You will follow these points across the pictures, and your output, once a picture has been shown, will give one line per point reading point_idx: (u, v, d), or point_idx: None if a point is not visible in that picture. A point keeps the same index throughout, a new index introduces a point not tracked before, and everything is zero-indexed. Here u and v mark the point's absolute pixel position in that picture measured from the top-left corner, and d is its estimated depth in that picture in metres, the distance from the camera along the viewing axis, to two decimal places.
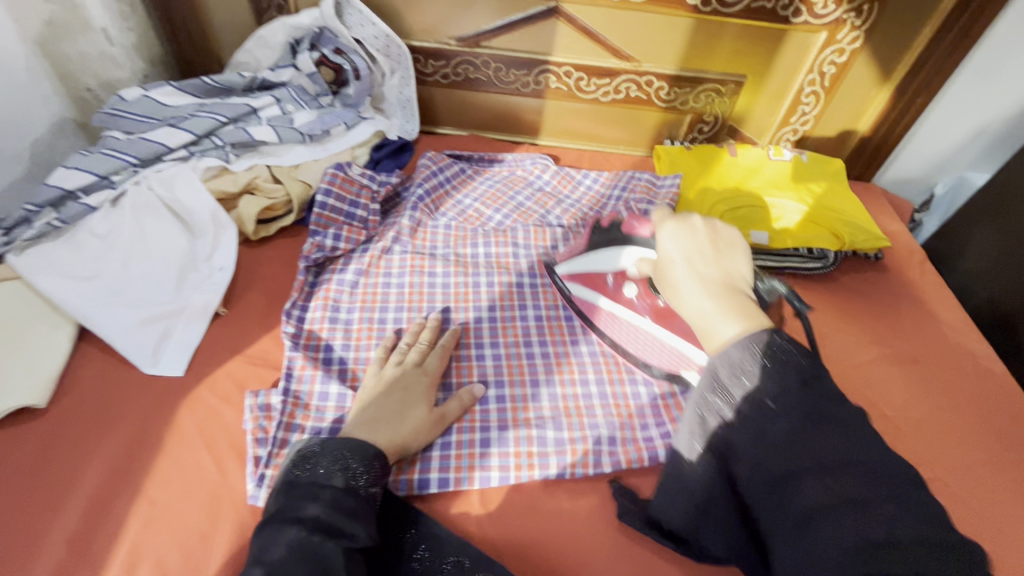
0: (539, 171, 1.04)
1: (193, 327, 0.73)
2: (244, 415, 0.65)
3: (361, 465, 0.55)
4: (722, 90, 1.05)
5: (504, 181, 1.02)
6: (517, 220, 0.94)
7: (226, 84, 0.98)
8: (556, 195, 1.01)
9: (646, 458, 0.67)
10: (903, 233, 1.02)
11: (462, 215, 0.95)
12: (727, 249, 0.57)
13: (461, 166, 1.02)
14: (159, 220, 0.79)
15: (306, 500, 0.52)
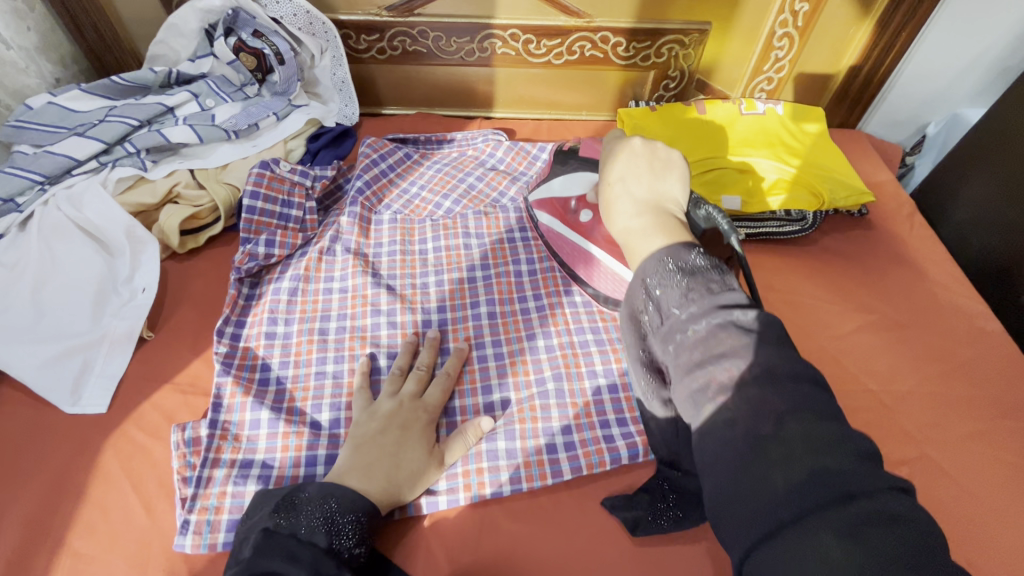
0: (491, 149, 0.96)
1: (116, 357, 0.67)
2: (171, 453, 0.60)
3: (348, 520, 0.51)
4: (685, 41, 0.95)
5: (453, 164, 0.94)
6: (467, 207, 0.88)
7: (140, 83, 0.90)
8: (510, 173, 0.94)
9: (607, 462, 0.62)
10: (890, 182, 0.94)
11: (409, 204, 0.88)
12: (666, 164, 0.54)
13: (406, 151, 0.94)
14: (71, 243, 0.73)
15: (281, 557, 0.46)
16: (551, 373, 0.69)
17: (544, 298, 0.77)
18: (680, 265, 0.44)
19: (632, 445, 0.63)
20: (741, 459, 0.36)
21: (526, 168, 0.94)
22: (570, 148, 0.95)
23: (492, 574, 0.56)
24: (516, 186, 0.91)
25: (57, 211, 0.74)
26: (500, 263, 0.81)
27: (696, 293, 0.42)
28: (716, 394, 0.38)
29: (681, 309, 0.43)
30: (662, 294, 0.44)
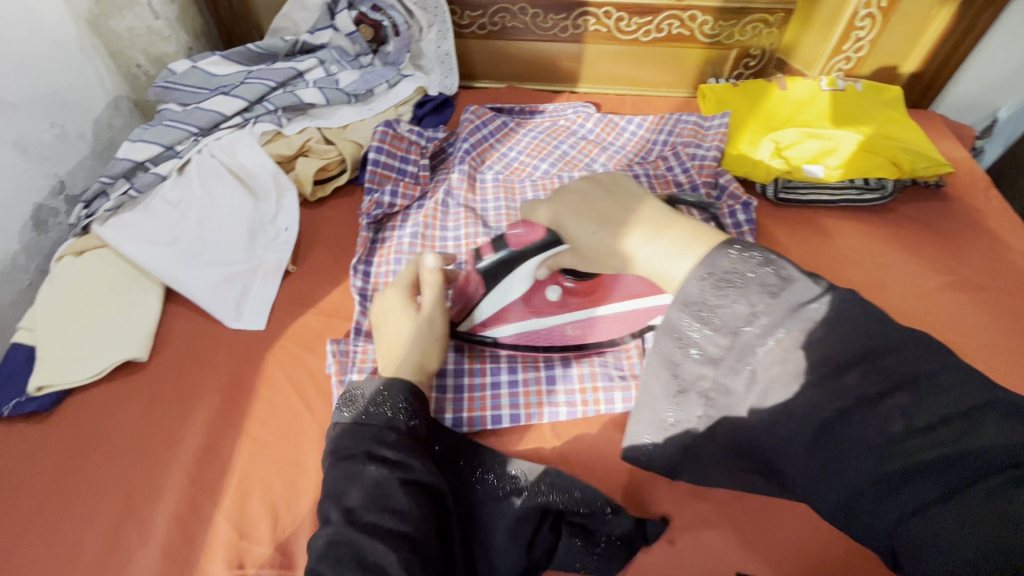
0: (582, 120, 1.03)
1: (268, 283, 0.77)
2: (327, 360, 0.69)
3: (395, 400, 0.53)
4: (770, 20, 1.01)
5: (547, 132, 1.01)
6: (562, 170, 0.95)
7: (270, 51, 1.00)
8: (599, 143, 1.00)
9: None
10: (966, 157, 0.98)
11: (509, 166, 0.96)
12: (622, 188, 0.52)
13: (504, 119, 1.02)
14: (224, 186, 0.82)
15: (353, 440, 0.51)
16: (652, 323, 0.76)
17: None
18: (726, 268, 0.42)
19: None
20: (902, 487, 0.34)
21: (614, 138, 1.01)
22: (656, 120, 1.01)
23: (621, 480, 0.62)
24: (605, 154, 0.98)
25: (211, 158, 0.84)
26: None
27: (720, 284, 0.42)
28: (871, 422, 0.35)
29: (743, 311, 0.41)
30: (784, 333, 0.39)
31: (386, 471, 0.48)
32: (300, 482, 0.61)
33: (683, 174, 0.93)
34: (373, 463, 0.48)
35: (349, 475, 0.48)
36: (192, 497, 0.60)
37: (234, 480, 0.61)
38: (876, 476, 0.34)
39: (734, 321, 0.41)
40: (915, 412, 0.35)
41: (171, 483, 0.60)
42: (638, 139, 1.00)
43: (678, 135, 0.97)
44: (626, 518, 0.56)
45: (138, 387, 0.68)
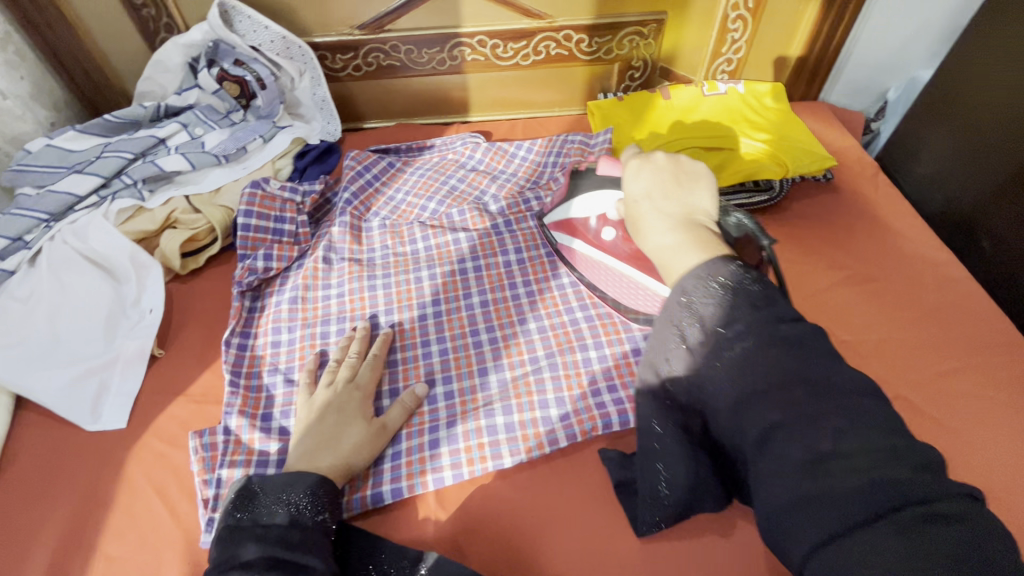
0: (470, 151, 1.01)
1: (131, 375, 0.71)
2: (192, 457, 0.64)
3: (305, 496, 0.53)
4: (644, 31, 1.00)
5: (435, 168, 0.98)
6: (451, 206, 0.91)
7: (132, 118, 0.95)
8: (489, 172, 0.98)
9: (600, 428, 0.65)
10: (852, 147, 0.99)
11: (398, 208, 0.92)
12: (689, 176, 0.56)
13: (389, 161, 0.98)
14: (79, 273, 0.77)
15: (250, 542, 0.49)
16: (544, 353, 0.72)
17: (534, 283, 0.80)
18: (724, 276, 0.44)
19: (622, 412, 0.66)
20: (768, 444, 0.38)
21: (504, 166, 0.99)
22: (544, 142, 1.00)
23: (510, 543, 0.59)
24: (496, 184, 0.95)
25: (63, 244, 0.78)
26: (488, 254, 0.84)
27: (698, 292, 0.44)
28: (740, 378, 0.41)
29: (718, 306, 0.43)
30: (708, 302, 0.44)
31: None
32: None
33: None
34: (263, 566, 0.47)
35: None
36: None
37: None
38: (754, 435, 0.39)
39: (708, 319, 0.43)
40: (778, 375, 0.39)
41: None
42: (529, 164, 0.99)
43: (566, 155, 0.96)
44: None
45: None
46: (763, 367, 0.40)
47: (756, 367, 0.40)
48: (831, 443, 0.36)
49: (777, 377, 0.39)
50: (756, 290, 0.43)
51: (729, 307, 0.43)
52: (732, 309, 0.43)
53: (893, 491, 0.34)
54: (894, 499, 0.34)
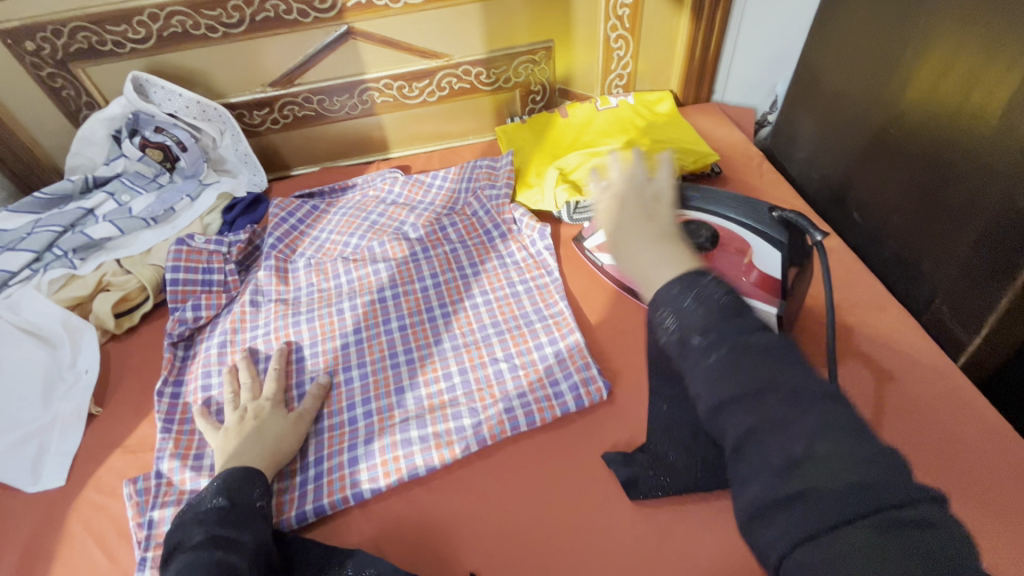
0: (390, 185, 1.07)
1: (69, 435, 0.75)
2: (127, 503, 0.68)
3: (242, 486, 0.59)
4: (536, 58, 1.08)
5: (356, 206, 1.04)
6: (372, 239, 0.96)
7: (62, 193, 1.00)
8: (408, 204, 1.04)
9: (508, 430, 0.70)
10: (738, 141, 1.07)
11: (323, 245, 0.97)
12: (652, 186, 0.58)
13: (313, 204, 1.04)
14: (13, 345, 0.80)
15: (193, 530, 0.54)
16: (459, 369, 0.77)
17: (448, 304, 0.86)
18: (701, 285, 0.44)
19: (530, 413, 0.72)
20: (745, 448, 0.40)
21: (422, 196, 1.04)
22: (458, 171, 1.06)
23: (431, 540, 0.64)
24: (414, 214, 1.01)
25: None
26: (407, 280, 0.90)
27: (680, 296, 0.45)
28: (719, 385, 0.41)
29: (699, 315, 0.43)
30: (681, 321, 0.44)
31: (227, 551, 0.52)
32: None
33: (486, 215, 0.97)
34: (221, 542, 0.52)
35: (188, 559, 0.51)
36: None
37: None
38: (732, 442, 0.41)
39: (688, 326, 0.44)
40: (753, 376, 0.40)
41: None
42: (445, 192, 1.04)
43: (476, 180, 1.02)
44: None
45: None
46: (735, 365, 0.41)
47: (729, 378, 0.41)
48: (804, 445, 0.37)
49: (745, 382, 0.40)
50: (726, 300, 0.44)
51: (689, 313, 0.44)
52: (705, 316, 0.43)
53: (866, 496, 0.35)
54: (846, 507, 0.35)
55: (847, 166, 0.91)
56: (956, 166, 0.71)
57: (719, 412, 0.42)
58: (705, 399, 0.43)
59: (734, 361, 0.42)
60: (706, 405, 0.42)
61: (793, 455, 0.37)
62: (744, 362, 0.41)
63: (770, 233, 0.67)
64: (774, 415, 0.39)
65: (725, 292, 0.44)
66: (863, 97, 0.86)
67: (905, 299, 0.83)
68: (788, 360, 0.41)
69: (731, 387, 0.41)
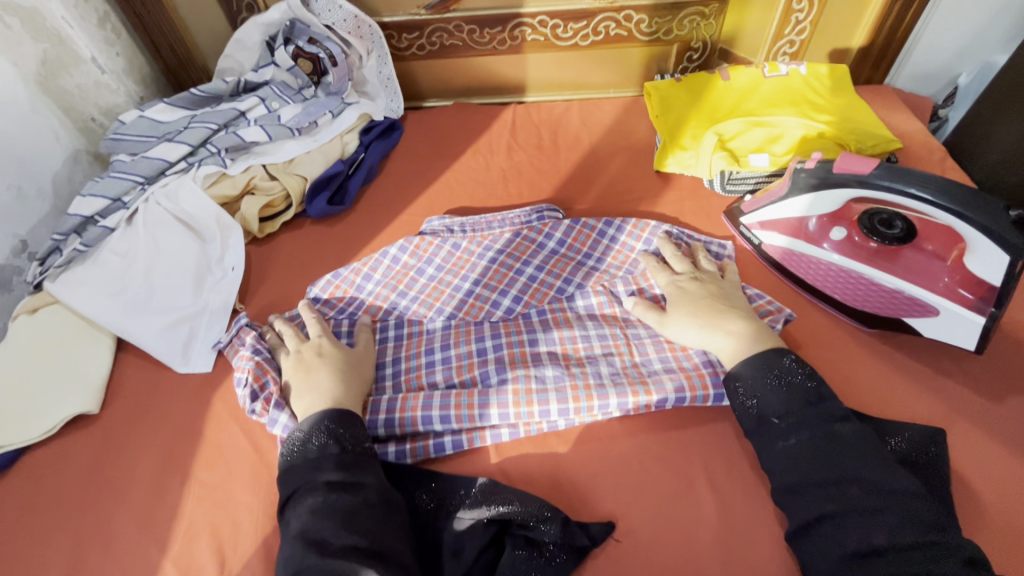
0: (549, 229, 0.84)
1: (216, 324, 0.78)
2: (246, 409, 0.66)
3: (343, 427, 0.60)
4: (706, 11, 1.00)
5: (508, 249, 0.83)
6: (529, 304, 0.78)
7: (213, 92, 1.01)
8: (573, 259, 0.82)
9: (655, 405, 0.65)
10: (918, 132, 0.96)
11: (471, 225, 0.87)
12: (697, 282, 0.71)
13: (454, 241, 0.84)
14: (170, 232, 0.83)
15: (312, 472, 0.57)
16: (597, 326, 0.74)
17: (586, 261, 0.82)
18: (778, 368, 0.60)
19: (681, 391, 0.65)
20: (820, 526, 0.51)
21: (591, 249, 0.83)
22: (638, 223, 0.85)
23: (566, 488, 0.62)
24: (563, 228, 0.84)
25: (157, 206, 0.85)
26: (557, 271, 0.81)
27: (773, 376, 0.59)
28: (794, 468, 0.55)
29: (773, 398, 0.59)
30: (758, 400, 0.59)
31: (341, 496, 0.55)
32: (246, 523, 0.61)
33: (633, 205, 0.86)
34: (341, 490, 0.56)
35: (308, 505, 0.54)
36: (142, 545, 0.61)
37: (182, 525, 0.62)
38: (801, 517, 0.53)
39: (769, 408, 0.58)
40: (825, 456, 0.54)
41: (123, 531, 0.62)
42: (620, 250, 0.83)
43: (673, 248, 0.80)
44: (556, 524, 0.56)
45: (91, 439, 0.69)
46: (816, 448, 0.55)
47: (800, 458, 0.55)
48: (886, 535, 0.48)
49: (823, 470, 0.53)
50: (809, 386, 0.59)
51: (773, 398, 0.59)
52: (784, 401, 0.58)
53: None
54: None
55: None
56: None
57: (793, 490, 0.54)
58: (783, 475, 0.55)
59: (797, 440, 0.56)
60: (787, 479, 0.55)
61: (855, 516, 0.50)
62: (837, 449, 0.54)
63: (1001, 233, 0.58)
64: (854, 502, 0.51)
65: (806, 378, 0.59)
66: None
67: None
68: (864, 446, 0.54)
69: (814, 472, 0.53)
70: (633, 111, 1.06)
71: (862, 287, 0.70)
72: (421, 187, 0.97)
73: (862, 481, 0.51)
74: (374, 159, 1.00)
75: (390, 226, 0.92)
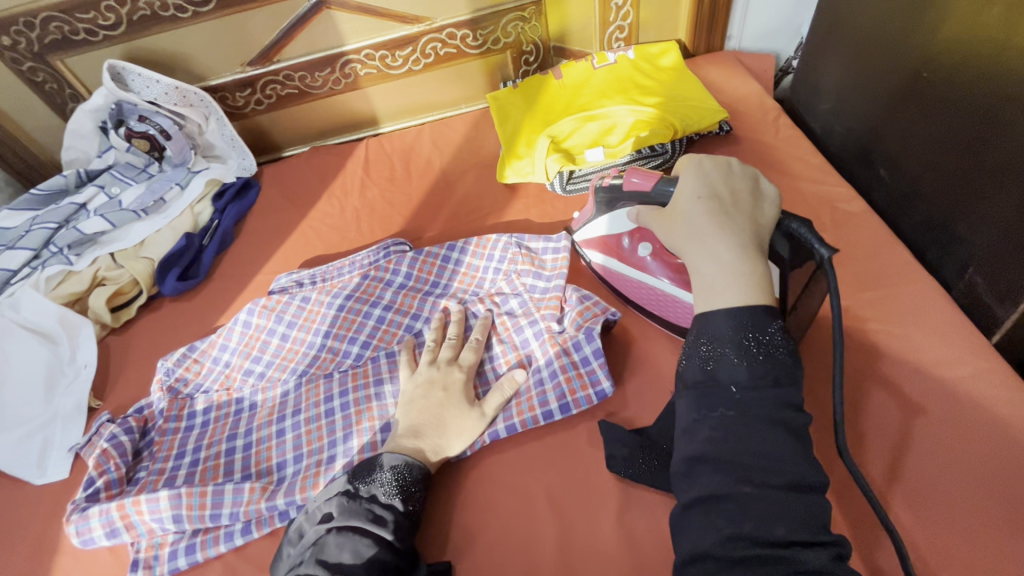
0: (394, 265, 0.84)
1: (71, 427, 0.78)
2: (66, 523, 0.65)
3: (418, 486, 0.59)
4: (526, 15, 1.00)
5: (355, 294, 0.81)
6: (378, 348, 0.77)
7: (57, 187, 1.00)
8: (421, 289, 0.82)
9: (487, 436, 0.66)
10: (751, 94, 0.98)
11: (321, 274, 0.87)
12: (724, 187, 0.55)
13: (302, 295, 0.81)
14: (16, 342, 0.82)
15: (366, 517, 0.55)
16: None
17: (431, 289, 0.82)
18: (758, 330, 0.46)
19: (510, 421, 0.66)
20: (713, 505, 0.43)
21: (437, 277, 0.83)
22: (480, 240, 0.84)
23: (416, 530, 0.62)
24: (409, 261, 0.84)
25: (1, 317, 0.84)
26: (405, 307, 0.81)
27: (746, 340, 0.46)
28: (716, 441, 0.44)
29: (734, 362, 0.46)
30: (720, 357, 0.47)
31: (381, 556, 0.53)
32: None
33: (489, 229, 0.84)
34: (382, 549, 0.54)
35: (346, 544, 0.53)
36: None
37: None
38: (699, 494, 0.44)
39: (727, 374, 0.46)
40: (761, 440, 0.43)
41: None
42: (465, 271, 0.83)
43: (511, 261, 0.80)
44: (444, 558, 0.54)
45: None
46: (754, 423, 0.44)
47: (730, 439, 0.43)
48: (785, 532, 0.40)
49: (750, 453, 0.43)
50: (786, 365, 0.46)
51: (738, 365, 0.46)
52: (745, 369, 0.45)
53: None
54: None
55: (876, 116, 0.81)
56: (997, 113, 0.61)
57: (699, 464, 0.45)
58: (697, 447, 0.45)
59: (728, 415, 0.45)
60: (703, 451, 0.45)
61: (761, 500, 0.41)
62: (779, 435, 0.43)
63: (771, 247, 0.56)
64: (769, 489, 0.42)
65: (787, 354, 0.46)
66: (893, 37, 0.75)
67: (931, 265, 0.75)
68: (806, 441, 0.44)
69: (737, 449, 0.43)
70: (482, 124, 1.06)
71: (663, 300, 0.70)
72: (278, 242, 0.97)
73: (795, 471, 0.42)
74: (229, 223, 0.99)
75: (247, 288, 0.91)
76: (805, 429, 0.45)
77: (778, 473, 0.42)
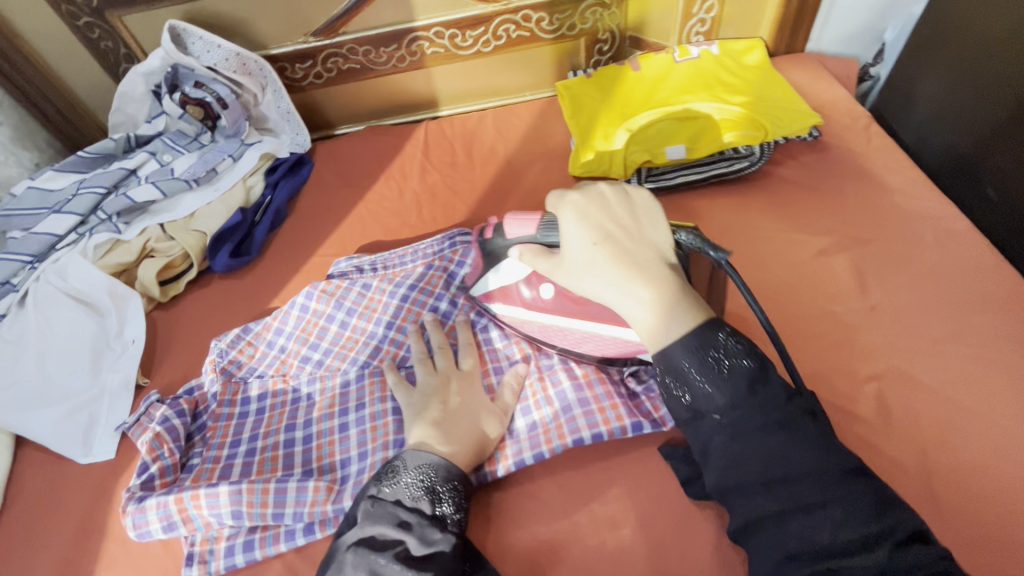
0: (461, 255, 0.79)
1: (118, 406, 0.74)
2: (122, 513, 0.61)
3: (446, 488, 0.54)
4: (606, 1, 0.95)
5: (420, 284, 0.76)
6: None
7: (104, 152, 0.95)
8: None
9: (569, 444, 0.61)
10: (839, 100, 0.93)
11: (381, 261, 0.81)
12: (615, 212, 0.51)
13: (363, 282, 0.77)
14: (61, 311, 0.79)
15: (387, 527, 0.51)
16: (510, 361, 0.69)
17: None
18: (712, 346, 0.46)
19: (596, 431, 0.61)
20: (757, 528, 0.43)
21: None
22: None
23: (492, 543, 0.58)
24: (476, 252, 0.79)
25: (47, 284, 0.80)
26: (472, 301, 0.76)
27: (709, 369, 0.46)
28: (733, 468, 0.44)
29: (707, 390, 0.46)
30: (692, 395, 0.46)
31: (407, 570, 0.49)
32: None
33: None
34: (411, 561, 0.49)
35: (362, 561, 0.49)
36: None
37: None
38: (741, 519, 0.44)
39: (708, 405, 0.46)
40: (768, 451, 0.43)
41: None
42: None
43: None
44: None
45: None
46: (756, 438, 0.44)
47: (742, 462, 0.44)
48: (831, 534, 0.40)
49: (764, 467, 0.43)
50: (749, 370, 0.46)
51: (713, 390, 0.46)
52: (724, 392, 0.45)
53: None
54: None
55: (987, 130, 0.76)
56: None
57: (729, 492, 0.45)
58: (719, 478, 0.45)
59: (727, 441, 0.45)
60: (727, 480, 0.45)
61: (798, 512, 0.41)
62: (784, 437, 0.43)
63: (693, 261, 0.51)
64: (799, 497, 0.42)
65: (747, 360, 0.46)
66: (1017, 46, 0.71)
67: None
68: (809, 433, 0.44)
69: (753, 469, 0.44)
70: (549, 114, 1.01)
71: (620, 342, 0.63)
72: (333, 224, 0.93)
73: (812, 467, 0.42)
74: (282, 200, 0.95)
75: (301, 271, 0.87)
76: (799, 418, 0.45)
77: (802, 477, 0.42)
